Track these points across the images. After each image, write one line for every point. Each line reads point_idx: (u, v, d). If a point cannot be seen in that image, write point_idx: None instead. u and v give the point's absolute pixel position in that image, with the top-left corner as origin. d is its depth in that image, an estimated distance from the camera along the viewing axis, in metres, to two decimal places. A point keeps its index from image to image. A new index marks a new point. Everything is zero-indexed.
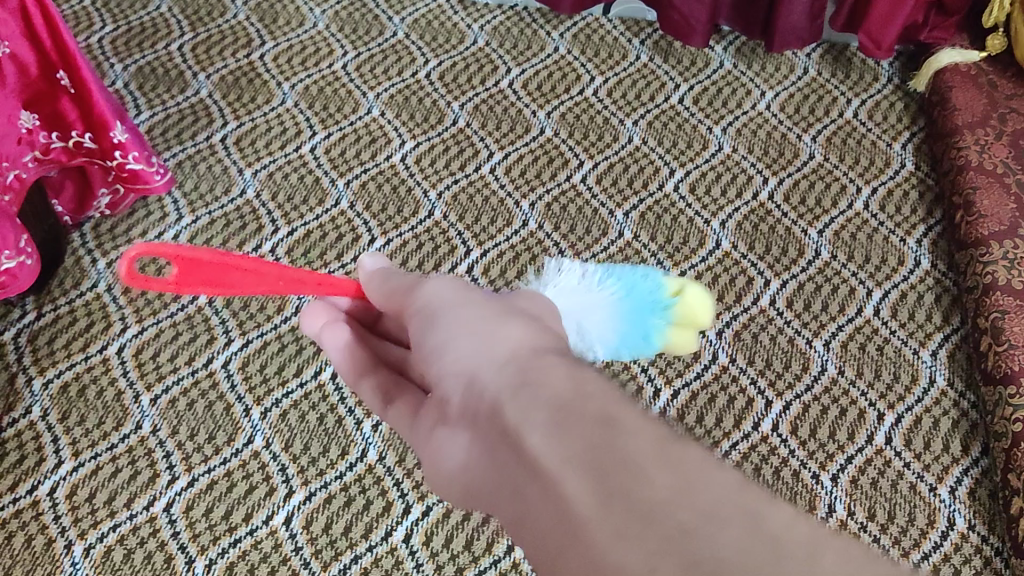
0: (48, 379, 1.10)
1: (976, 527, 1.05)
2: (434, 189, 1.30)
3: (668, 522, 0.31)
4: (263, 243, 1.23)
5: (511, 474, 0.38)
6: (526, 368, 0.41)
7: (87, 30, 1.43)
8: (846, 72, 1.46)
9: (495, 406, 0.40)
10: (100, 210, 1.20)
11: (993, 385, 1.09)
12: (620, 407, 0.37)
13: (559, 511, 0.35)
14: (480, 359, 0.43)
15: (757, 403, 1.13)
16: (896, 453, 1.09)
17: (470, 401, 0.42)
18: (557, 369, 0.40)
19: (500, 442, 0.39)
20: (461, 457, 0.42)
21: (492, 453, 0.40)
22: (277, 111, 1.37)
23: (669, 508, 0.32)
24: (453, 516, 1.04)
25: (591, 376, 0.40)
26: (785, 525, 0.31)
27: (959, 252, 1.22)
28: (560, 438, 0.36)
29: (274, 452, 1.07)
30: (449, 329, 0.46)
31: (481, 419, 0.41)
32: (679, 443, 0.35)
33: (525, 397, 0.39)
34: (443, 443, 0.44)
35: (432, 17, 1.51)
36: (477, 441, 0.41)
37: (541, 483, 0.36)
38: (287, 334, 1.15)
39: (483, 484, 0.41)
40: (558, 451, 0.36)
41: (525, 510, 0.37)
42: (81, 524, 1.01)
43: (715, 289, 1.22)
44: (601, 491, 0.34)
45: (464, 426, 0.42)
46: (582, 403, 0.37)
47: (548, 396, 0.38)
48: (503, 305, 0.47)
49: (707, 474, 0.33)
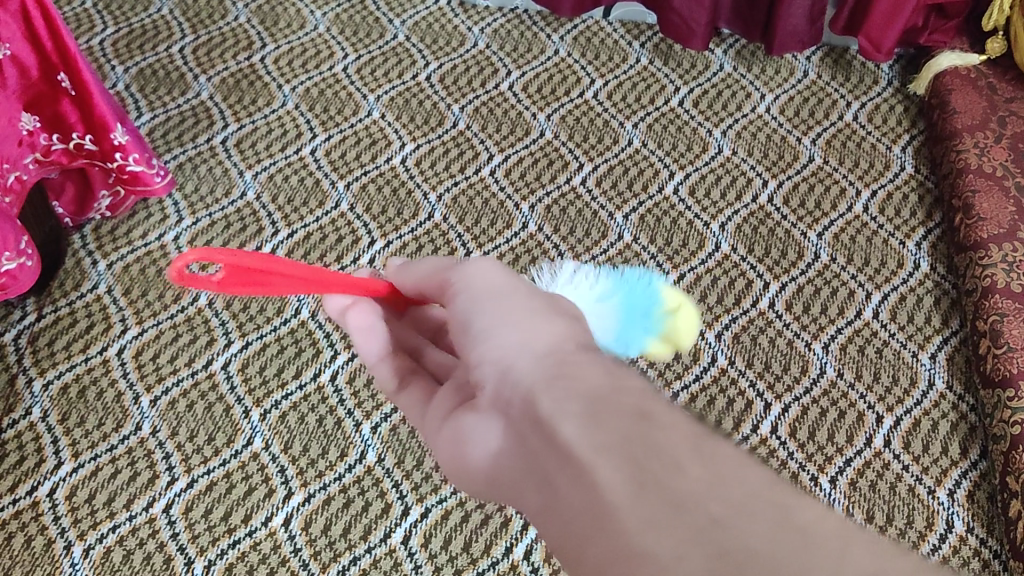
0: (49, 380, 1.10)
1: (974, 530, 1.05)
2: (435, 191, 1.31)
3: (701, 515, 0.30)
4: (264, 245, 1.24)
5: (539, 464, 0.36)
6: (562, 361, 0.39)
7: (88, 32, 1.44)
8: (846, 75, 1.47)
9: (525, 392, 0.38)
10: (101, 213, 1.21)
11: (992, 388, 1.09)
12: (658, 403, 0.35)
13: (590, 500, 0.33)
14: (512, 344, 0.41)
15: (756, 405, 1.13)
16: (895, 455, 1.09)
17: (501, 390, 0.40)
18: (595, 365, 0.38)
19: (531, 429, 0.37)
20: (482, 446, 0.40)
21: (520, 442, 0.37)
22: (277, 114, 1.37)
23: (706, 501, 0.30)
24: (452, 517, 1.04)
25: (631, 375, 0.38)
26: (822, 524, 0.29)
27: (958, 255, 1.23)
28: (595, 427, 0.34)
29: (274, 454, 1.07)
30: (482, 310, 0.44)
31: (511, 404, 0.38)
32: (720, 444, 0.33)
33: (561, 388, 0.37)
34: (463, 429, 0.41)
35: (432, 20, 1.51)
36: (502, 431, 0.39)
37: (571, 471, 0.34)
38: (286, 336, 1.15)
39: (508, 477, 0.38)
40: (591, 439, 0.34)
41: (555, 500, 0.35)
42: (80, 525, 1.01)
43: (715, 292, 1.22)
44: (636, 479, 0.32)
45: (488, 413, 0.40)
46: (618, 396, 0.35)
47: (585, 388, 0.36)
48: (542, 297, 0.45)
49: (749, 475, 0.31)
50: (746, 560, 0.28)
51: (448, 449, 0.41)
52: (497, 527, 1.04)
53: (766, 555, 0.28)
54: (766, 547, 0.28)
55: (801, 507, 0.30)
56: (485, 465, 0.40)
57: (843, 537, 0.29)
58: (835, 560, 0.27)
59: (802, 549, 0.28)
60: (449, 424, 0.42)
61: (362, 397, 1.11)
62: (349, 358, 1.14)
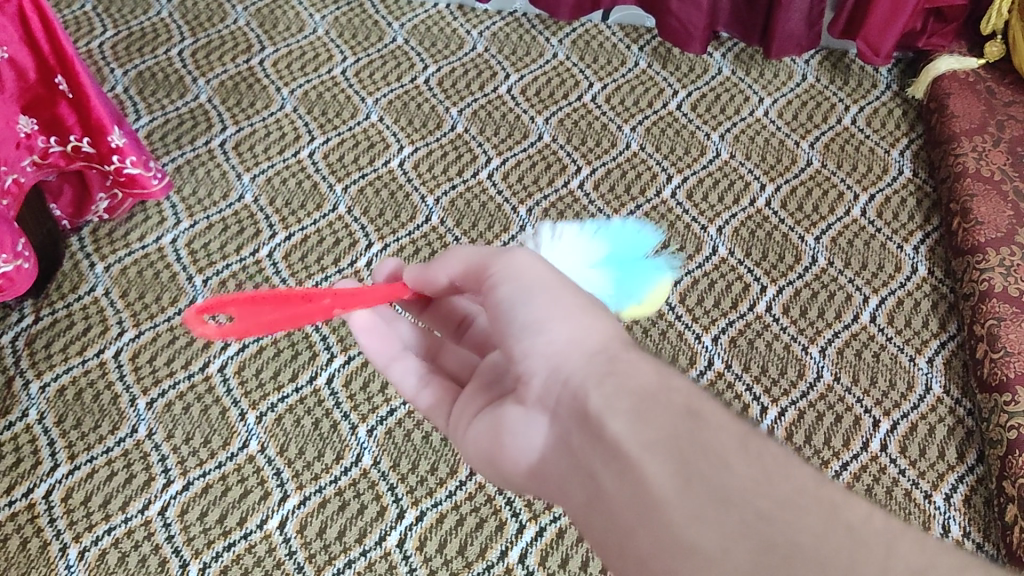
0: (45, 383, 1.10)
1: (971, 535, 1.05)
2: (432, 194, 1.31)
3: (748, 509, 0.39)
4: (261, 247, 1.23)
5: (590, 455, 0.46)
6: (611, 361, 0.48)
7: (87, 35, 1.44)
8: (844, 78, 1.47)
9: (579, 393, 0.47)
10: (98, 215, 1.21)
11: (988, 392, 1.09)
12: (697, 402, 0.44)
13: (639, 487, 0.42)
14: (567, 349, 0.49)
15: (752, 408, 1.13)
16: (891, 459, 1.09)
17: (551, 387, 0.49)
18: (640, 365, 0.48)
19: (583, 425, 0.46)
20: (538, 442, 0.50)
21: (574, 437, 0.47)
22: (276, 117, 1.38)
23: (751, 497, 0.39)
24: (447, 521, 1.04)
25: (671, 374, 0.47)
26: (862, 519, 0.38)
27: (956, 259, 1.22)
28: (643, 426, 0.43)
29: (269, 457, 1.07)
30: (535, 313, 0.51)
31: (561, 403, 0.48)
32: (754, 439, 0.43)
33: (609, 388, 0.46)
34: (522, 427, 0.50)
35: (431, 23, 1.51)
36: (558, 428, 0.48)
37: (620, 461, 0.44)
38: (283, 339, 1.16)
39: (559, 465, 0.48)
40: (638, 434, 0.43)
41: (602, 488, 0.45)
42: (75, 528, 1.01)
43: (712, 295, 1.22)
44: (681, 473, 0.41)
45: (543, 412, 0.49)
46: (662, 397, 0.45)
47: (633, 388, 0.46)
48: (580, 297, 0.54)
49: (781, 469, 0.41)
50: (791, 550, 0.37)
51: (497, 438, 0.51)
52: (492, 530, 1.04)
53: (807, 547, 0.37)
54: (811, 542, 0.37)
55: (828, 492, 0.40)
56: (534, 456, 0.50)
57: (875, 523, 0.38)
58: (873, 542, 0.37)
59: (840, 535, 0.37)
60: (498, 416, 0.52)
61: (358, 400, 1.11)
62: (345, 361, 1.14)
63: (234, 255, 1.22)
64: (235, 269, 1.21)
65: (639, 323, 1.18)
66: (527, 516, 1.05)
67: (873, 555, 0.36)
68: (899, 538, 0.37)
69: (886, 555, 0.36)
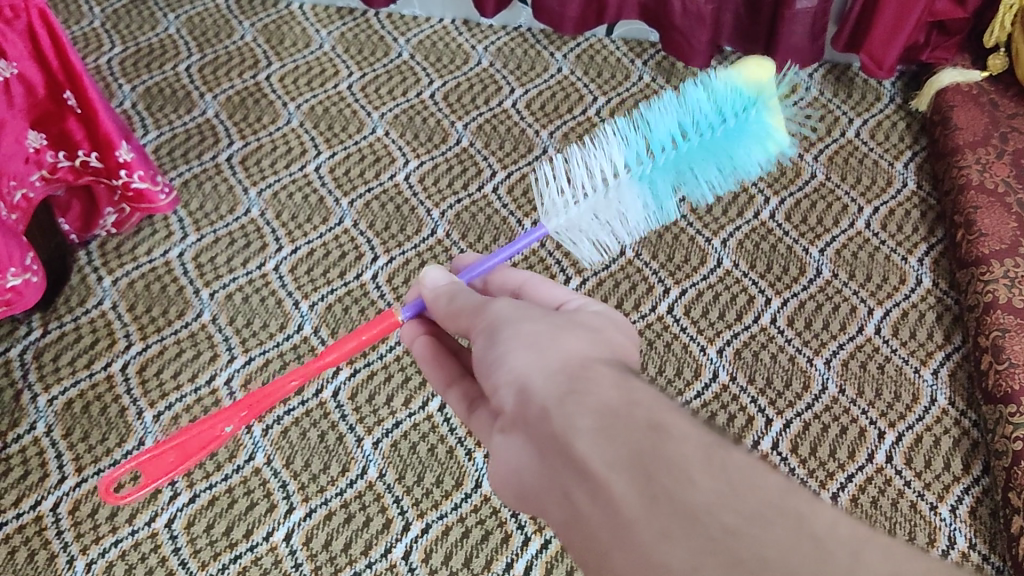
0: (53, 396, 1.11)
1: (977, 546, 1.05)
2: (438, 208, 1.31)
3: (712, 525, 0.37)
4: (267, 261, 1.24)
5: (562, 477, 0.44)
6: (576, 381, 0.46)
7: (96, 51, 1.46)
8: (848, 91, 1.48)
9: (546, 413, 0.46)
10: (106, 229, 1.22)
11: (994, 404, 1.09)
12: (666, 417, 0.42)
13: (608, 511, 0.40)
14: (536, 372, 0.48)
15: (757, 421, 1.13)
16: (897, 471, 1.09)
17: (523, 408, 0.48)
18: (606, 381, 0.45)
19: (552, 449, 0.44)
20: (516, 465, 0.48)
21: (544, 458, 0.45)
22: (282, 132, 1.39)
23: (716, 510, 0.37)
24: (452, 533, 1.04)
25: (639, 388, 0.45)
26: (830, 530, 0.36)
27: (961, 271, 1.23)
28: (608, 444, 0.41)
29: (275, 469, 1.07)
30: (508, 344, 0.51)
31: (533, 424, 0.46)
32: (721, 448, 0.40)
33: (573, 406, 0.44)
34: (506, 453, 0.49)
35: (437, 38, 1.53)
36: (532, 449, 0.46)
37: (590, 483, 0.41)
38: (289, 351, 1.16)
39: (536, 487, 0.46)
40: (604, 454, 0.41)
41: (577, 509, 0.42)
42: (83, 539, 1.02)
43: (717, 307, 1.22)
44: (646, 491, 0.39)
45: (519, 436, 0.48)
46: (627, 413, 0.42)
47: (596, 406, 0.43)
48: (561, 322, 0.53)
49: (751, 481, 0.38)
50: (755, 565, 0.35)
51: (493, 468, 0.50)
52: (498, 542, 1.04)
53: (774, 561, 0.35)
54: (778, 557, 0.35)
55: (796, 502, 0.37)
56: (517, 480, 0.48)
57: (838, 529, 0.36)
58: (836, 553, 0.35)
59: (805, 549, 0.35)
60: (492, 448, 0.51)
61: (364, 412, 1.11)
62: (351, 373, 1.14)
63: (241, 269, 1.23)
64: (242, 282, 1.22)
65: (645, 335, 1.19)
66: (532, 528, 1.05)
67: (837, 567, 0.34)
68: (866, 546, 0.35)
69: (849, 567, 0.34)
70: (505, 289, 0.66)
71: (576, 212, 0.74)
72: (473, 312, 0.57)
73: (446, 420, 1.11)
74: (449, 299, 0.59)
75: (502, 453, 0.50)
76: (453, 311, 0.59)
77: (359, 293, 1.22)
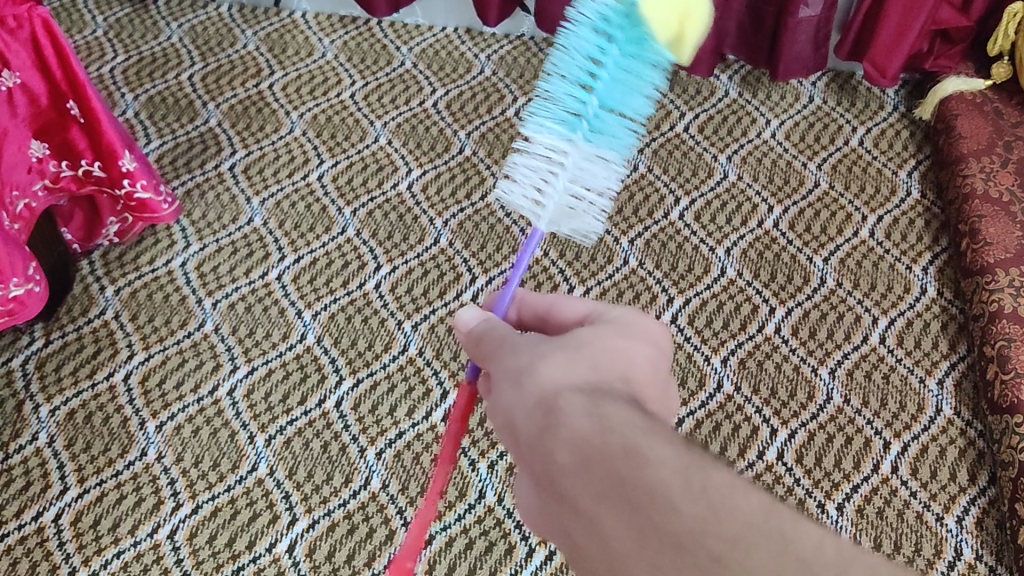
0: (55, 407, 1.11)
1: (984, 558, 1.04)
2: (441, 217, 1.31)
3: (699, 553, 0.34)
4: (270, 270, 1.24)
5: (559, 512, 0.41)
6: (552, 407, 0.43)
7: (99, 60, 1.46)
8: (851, 100, 1.48)
9: (534, 447, 0.43)
10: (109, 238, 1.22)
11: (1000, 414, 1.09)
12: (642, 433, 0.38)
13: (608, 547, 0.38)
14: (520, 403, 0.45)
15: (762, 430, 1.13)
16: (903, 482, 1.09)
17: (517, 443, 0.45)
18: (581, 402, 0.42)
19: (546, 483, 0.42)
20: (525, 502, 0.45)
21: (541, 493, 0.42)
22: (285, 140, 1.38)
23: (700, 538, 0.34)
24: (456, 544, 1.03)
25: (619, 402, 0.41)
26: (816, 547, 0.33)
27: (965, 280, 1.22)
28: (591, 477, 0.38)
29: (278, 480, 1.07)
30: (503, 379, 0.49)
31: (526, 459, 0.44)
32: (703, 465, 0.36)
33: (551, 439, 0.41)
34: (516, 490, 0.46)
35: (440, 47, 1.53)
36: (530, 484, 0.44)
37: (584, 519, 0.39)
38: (291, 362, 1.16)
39: (541, 518, 0.44)
40: (588, 486, 0.38)
41: (579, 543, 0.40)
42: (84, 551, 1.01)
43: (721, 317, 1.22)
44: (633, 523, 0.36)
45: (519, 471, 0.45)
46: (602, 437, 0.39)
47: (571, 435, 0.40)
48: (550, 341, 0.49)
49: (736, 497, 0.35)
50: None
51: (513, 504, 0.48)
52: (501, 554, 1.03)
53: None
54: None
55: (781, 521, 0.34)
56: (530, 516, 0.46)
57: (824, 551, 0.33)
58: None
59: None
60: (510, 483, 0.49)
61: (367, 422, 1.11)
62: (354, 384, 1.14)
63: (243, 278, 1.23)
64: (245, 292, 1.22)
65: None
66: (536, 540, 1.04)
67: None
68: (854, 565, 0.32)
69: None
70: (534, 316, 0.62)
71: (549, 205, 0.65)
72: (486, 349, 0.54)
73: None
74: (472, 339, 0.56)
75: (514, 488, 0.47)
76: (475, 351, 0.56)
77: (361, 302, 1.21)
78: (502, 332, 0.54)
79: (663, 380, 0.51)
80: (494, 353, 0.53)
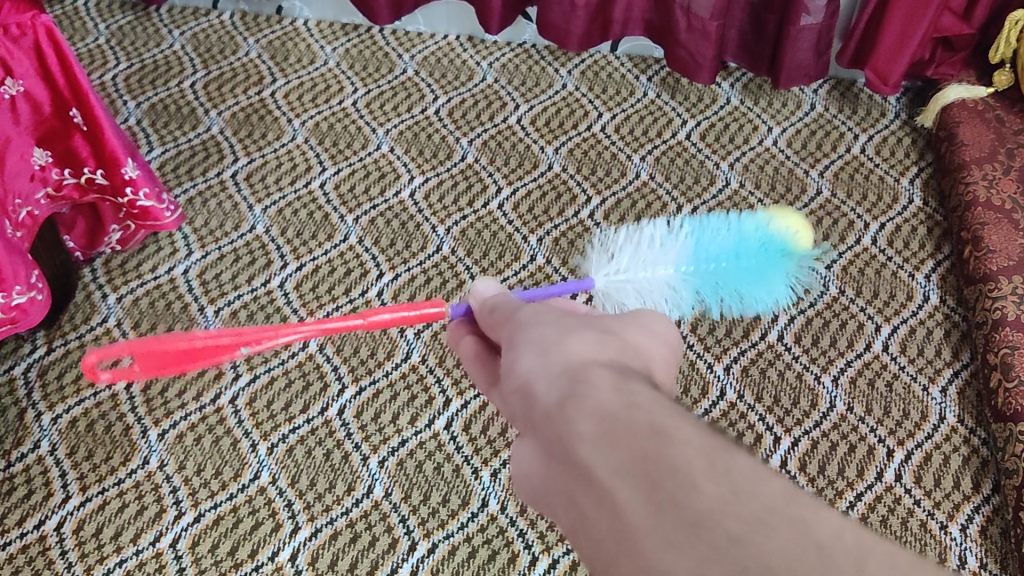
0: (57, 414, 1.10)
1: (988, 566, 1.04)
2: (443, 224, 1.31)
3: (715, 532, 0.33)
4: (272, 278, 1.24)
5: (567, 481, 0.41)
6: (578, 380, 0.43)
7: (100, 68, 1.46)
8: (853, 107, 1.48)
9: (550, 416, 0.43)
10: (111, 246, 1.22)
11: (1003, 422, 1.09)
12: (667, 416, 0.38)
13: (617, 519, 0.37)
14: (541, 375, 0.45)
15: (765, 439, 1.13)
16: (907, 490, 1.08)
17: (530, 413, 0.45)
18: (609, 381, 0.42)
19: (558, 451, 0.41)
20: (524, 470, 0.45)
21: (549, 460, 0.42)
22: (288, 147, 1.38)
23: (719, 517, 0.34)
24: (459, 553, 1.03)
25: (644, 387, 0.41)
26: (834, 535, 0.32)
27: (968, 287, 1.22)
28: (611, 449, 0.38)
29: (280, 488, 1.06)
30: (522, 349, 0.48)
31: (539, 428, 0.43)
32: (727, 451, 0.36)
33: (572, 409, 0.41)
34: (516, 457, 0.46)
35: (441, 55, 1.53)
36: (539, 452, 0.43)
37: (595, 490, 0.38)
38: (293, 370, 1.16)
39: (543, 489, 0.43)
40: (606, 457, 0.38)
41: (584, 514, 0.39)
42: (87, 559, 1.01)
43: (724, 324, 1.22)
44: (650, 498, 0.36)
45: (526, 438, 0.45)
46: (630, 414, 0.39)
47: (594, 407, 0.40)
48: (575, 322, 0.49)
49: (759, 485, 0.35)
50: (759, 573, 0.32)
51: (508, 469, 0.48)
52: (505, 562, 1.03)
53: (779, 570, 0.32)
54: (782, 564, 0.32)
55: (800, 508, 0.34)
56: (526, 483, 0.45)
57: (843, 537, 0.32)
58: (841, 567, 0.31)
59: (810, 562, 0.32)
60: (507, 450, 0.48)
61: (369, 431, 1.11)
62: (356, 393, 1.14)
63: (245, 286, 1.23)
64: (247, 299, 1.21)
65: None
66: (539, 548, 1.04)
67: None
68: (870, 555, 0.32)
69: None
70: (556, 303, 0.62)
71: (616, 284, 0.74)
72: (505, 322, 0.54)
73: (452, 439, 1.11)
74: (492, 312, 0.56)
75: (514, 458, 0.47)
76: (493, 324, 0.56)
77: (364, 310, 1.21)
78: (524, 309, 0.54)
79: (673, 382, 0.51)
80: (514, 326, 0.52)
